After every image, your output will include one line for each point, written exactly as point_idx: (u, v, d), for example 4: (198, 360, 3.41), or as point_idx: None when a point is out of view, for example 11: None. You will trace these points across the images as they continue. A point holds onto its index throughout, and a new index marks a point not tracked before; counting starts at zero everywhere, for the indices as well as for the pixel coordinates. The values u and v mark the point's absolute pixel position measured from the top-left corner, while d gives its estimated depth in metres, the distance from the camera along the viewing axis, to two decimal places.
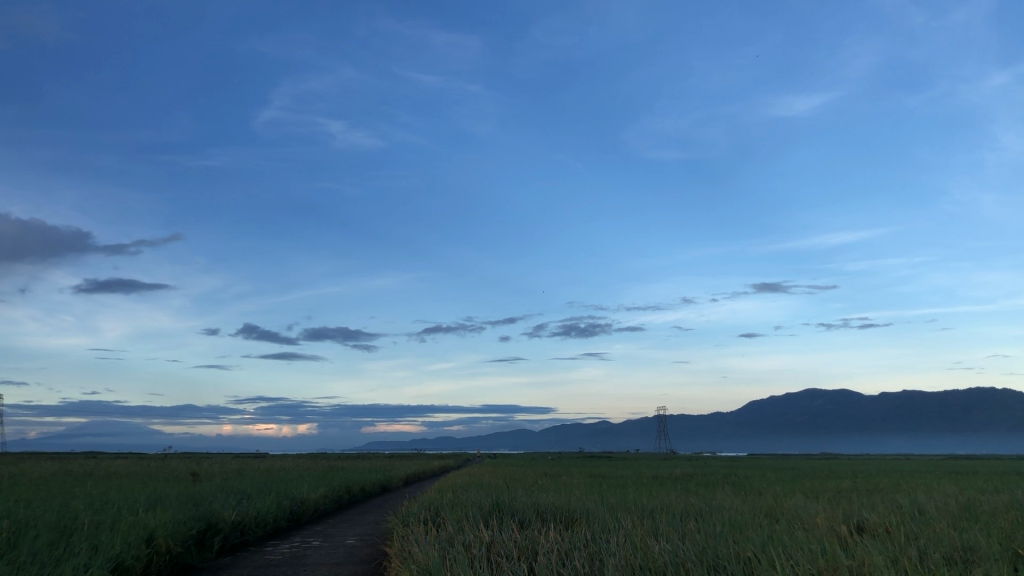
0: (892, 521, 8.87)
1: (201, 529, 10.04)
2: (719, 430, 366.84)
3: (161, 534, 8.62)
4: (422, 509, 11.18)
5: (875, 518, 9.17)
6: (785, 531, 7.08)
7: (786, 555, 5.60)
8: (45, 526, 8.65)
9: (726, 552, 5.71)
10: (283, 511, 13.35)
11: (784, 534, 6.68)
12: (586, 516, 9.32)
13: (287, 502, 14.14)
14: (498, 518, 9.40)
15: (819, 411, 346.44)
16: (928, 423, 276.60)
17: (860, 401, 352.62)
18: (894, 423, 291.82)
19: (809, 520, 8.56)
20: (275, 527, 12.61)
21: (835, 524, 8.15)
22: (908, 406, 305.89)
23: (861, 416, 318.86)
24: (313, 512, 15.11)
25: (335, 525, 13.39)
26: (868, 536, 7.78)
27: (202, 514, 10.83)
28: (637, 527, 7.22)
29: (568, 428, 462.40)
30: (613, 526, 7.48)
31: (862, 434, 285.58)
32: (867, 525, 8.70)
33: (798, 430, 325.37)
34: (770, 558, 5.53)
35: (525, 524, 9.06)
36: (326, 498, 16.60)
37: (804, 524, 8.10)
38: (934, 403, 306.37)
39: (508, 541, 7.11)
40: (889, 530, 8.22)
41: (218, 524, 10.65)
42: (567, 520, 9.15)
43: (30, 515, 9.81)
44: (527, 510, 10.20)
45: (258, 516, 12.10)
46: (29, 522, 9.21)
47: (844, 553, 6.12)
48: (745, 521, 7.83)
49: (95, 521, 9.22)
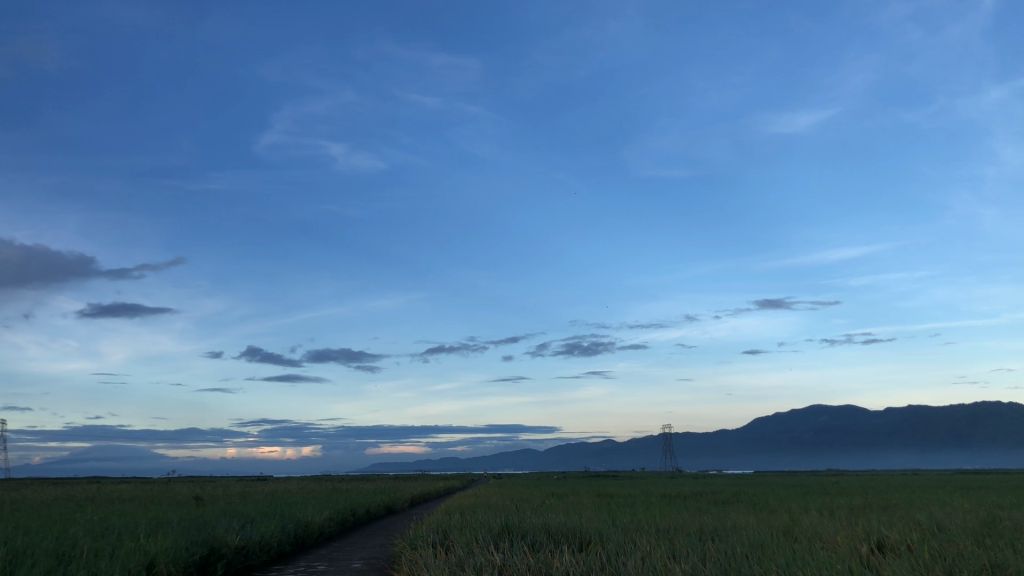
0: (914, 538, 8.64)
1: (204, 554, 9.82)
2: (724, 447, 365.69)
3: (161, 560, 8.38)
4: (429, 533, 10.94)
5: (896, 535, 8.95)
6: (805, 550, 6.86)
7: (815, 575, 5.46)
8: (42, 554, 8.40)
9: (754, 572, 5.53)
10: (288, 535, 13.18)
11: (802, 554, 6.45)
12: (600, 537, 9.11)
13: (292, 525, 13.95)
14: (509, 542, 9.14)
15: (824, 427, 345.37)
16: (935, 438, 275.47)
17: (865, 416, 351.49)
18: (900, 438, 290.81)
19: (829, 538, 8.28)
20: (280, 551, 12.40)
21: (856, 543, 7.92)
22: (914, 421, 304.02)
23: (866, 431, 317.85)
24: (318, 535, 14.92)
25: (341, 549, 13.20)
26: (891, 554, 7.58)
27: (204, 539, 10.60)
28: (654, 550, 6.98)
29: (573, 448, 460.41)
30: (629, 549, 7.23)
31: (867, 450, 284.56)
32: (888, 543, 8.43)
33: (804, 445, 324.38)
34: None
35: (535, 546, 8.84)
36: (331, 521, 16.42)
37: (825, 543, 7.81)
38: (940, 417, 304.54)
39: (520, 564, 6.89)
40: (911, 547, 8.03)
41: (221, 549, 10.42)
42: (581, 543, 8.91)
43: (26, 543, 9.56)
44: (538, 532, 9.93)
45: (262, 541, 11.88)
46: (25, 550, 8.94)
47: (870, 573, 5.92)
48: (763, 541, 7.63)
49: (93, 549, 8.97)
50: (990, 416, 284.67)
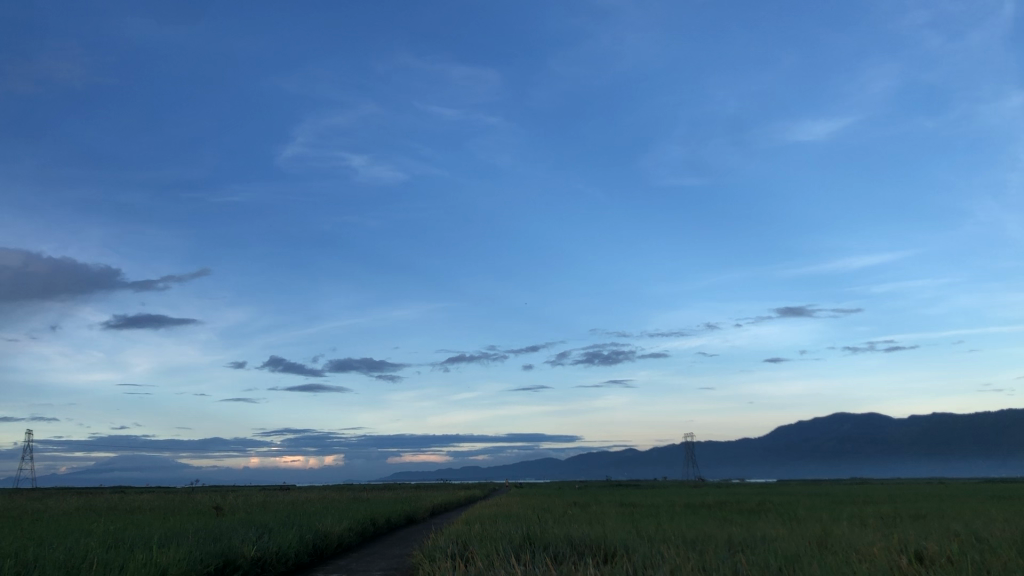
0: (956, 550, 8.25)
1: (219, 565, 9.60)
2: (747, 457, 363.16)
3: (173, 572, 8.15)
4: (448, 544, 10.67)
5: (934, 545, 8.61)
6: (840, 561, 6.60)
7: None
8: (51, 566, 8.17)
9: None
10: (307, 545, 13.00)
11: (837, 565, 6.22)
12: (626, 549, 8.80)
13: (311, 536, 13.73)
14: (531, 553, 8.86)
15: (849, 435, 342.38)
16: (960, 446, 271.99)
17: (890, 424, 348.01)
18: (925, 446, 287.48)
19: (865, 549, 7.96)
20: (298, 562, 12.18)
21: (893, 555, 7.53)
22: (939, 430, 300.73)
23: (892, 438, 314.66)
24: (338, 545, 14.71)
25: (360, 560, 13.02)
26: (927, 565, 7.27)
27: (220, 550, 10.37)
28: (683, 561, 6.69)
29: (593, 457, 458.87)
30: (657, 561, 6.91)
31: (891, 459, 281.52)
32: (928, 553, 8.10)
33: (828, 454, 321.41)
34: None
35: (557, 558, 8.52)
36: (350, 531, 16.21)
37: (860, 555, 7.50)
38: (964, 425, 301.35)
39: None
40: (952, 559, 7.65)
41: (237, 560, 10.17)
42: (606, 554, 8.60)
43: (36, 557, 9.29)
44: (560, 543, 9.64)
45: (279, 551, 11.65)
46: (36, 562, 8.74)
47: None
48: (798, 552, 7.34)
49: (105, 560, 8.74)
50: (1016, 422, 281.27)
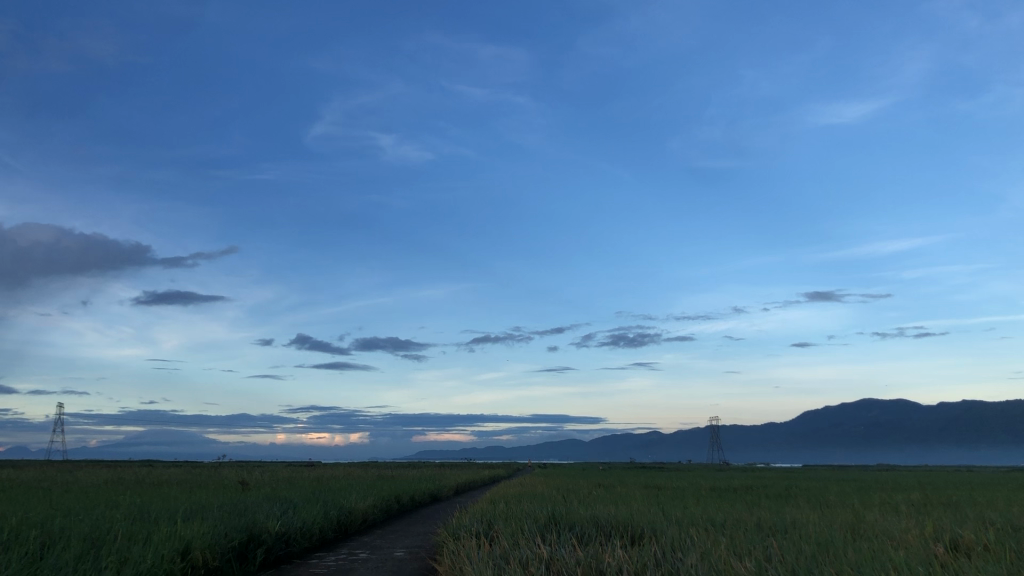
0: (990, 538, 8.03)
1: (243, 541, 9.56)
2: (773, 441, 361.49)
3: (198, 546, 8.10)
4: (473, 522, 10.62)
5: (970, 534, 8.37)
6: (875, 548, 6.39)
7: (876, 568, 5.29)
8: (75, 538, 8.15)
9: (811, 566, 5.33)
10: (330, 521, 12.97)
11: (870, 552, 6.01)
12: (653, 531, 8.69)
13: (335, 512, 13.74)
14: (557, 534, 8.75)
15: (876, 421, 339.59)
16: (990, 434, 269.14)
17: (919, 412, 344.67)
18: (954, 434, 284.56)
19: (897, 537, 7.72)
20: (322, 538, 12.15)
21: (926, 543, 7.34)
22: (968, 418, 297.45)
23: (920, 424, 311.60)
24: (361, 522, 14.66)
25: (384, 537, 12.94)
26: (963, 553, 7.04)
27: (244, 525, 10.34)
28: (714, 546, 6.48)
29: (618, 439, 458.74)
30: (687, 544, 6.70)
31: (919, 446, 278.98)
32: (961, 542, 7.90)
33: (855, 439, 319.29)
34: (862, 570, 5.21)
35: (583, 539, 8.39)
36: (375, 508, 16.19)
37: (893, 542, 7.29)
38: (994, 412, 297.79)
39: (570, 557, 6.42)
40: (988, 548, 7.48)
41: (261, 535, 10.15)
42: (632, 536, 8.48)
43: (61, 527, 9.33)
44: (586, 524, 9.53)
45: (304, 527, 11.60)
46: (61, 534, 8.72)
47: (940, 569, 5.66)
48: (830, 538, 7.14)
49: (129, 533, 8.73)
50: None
